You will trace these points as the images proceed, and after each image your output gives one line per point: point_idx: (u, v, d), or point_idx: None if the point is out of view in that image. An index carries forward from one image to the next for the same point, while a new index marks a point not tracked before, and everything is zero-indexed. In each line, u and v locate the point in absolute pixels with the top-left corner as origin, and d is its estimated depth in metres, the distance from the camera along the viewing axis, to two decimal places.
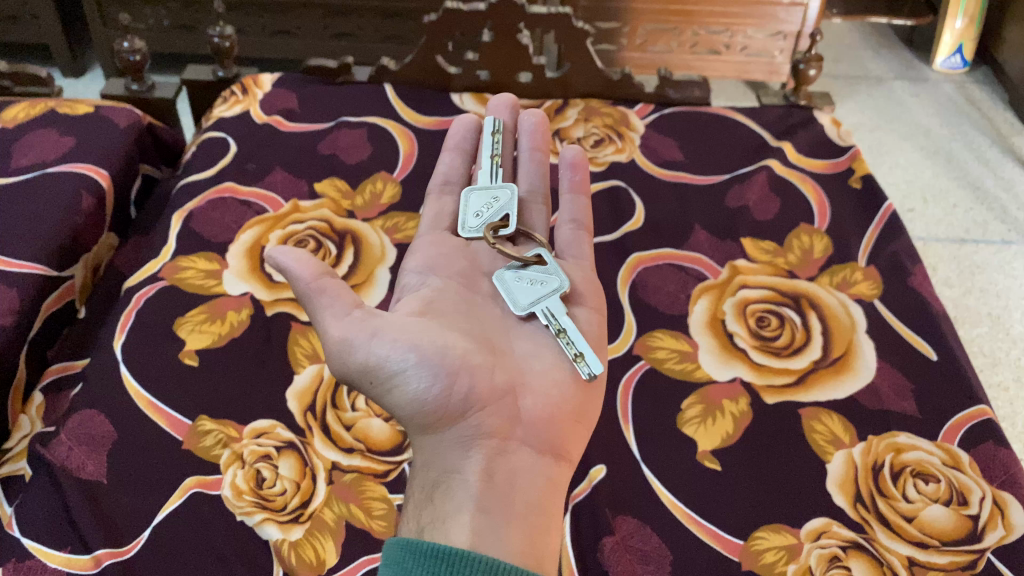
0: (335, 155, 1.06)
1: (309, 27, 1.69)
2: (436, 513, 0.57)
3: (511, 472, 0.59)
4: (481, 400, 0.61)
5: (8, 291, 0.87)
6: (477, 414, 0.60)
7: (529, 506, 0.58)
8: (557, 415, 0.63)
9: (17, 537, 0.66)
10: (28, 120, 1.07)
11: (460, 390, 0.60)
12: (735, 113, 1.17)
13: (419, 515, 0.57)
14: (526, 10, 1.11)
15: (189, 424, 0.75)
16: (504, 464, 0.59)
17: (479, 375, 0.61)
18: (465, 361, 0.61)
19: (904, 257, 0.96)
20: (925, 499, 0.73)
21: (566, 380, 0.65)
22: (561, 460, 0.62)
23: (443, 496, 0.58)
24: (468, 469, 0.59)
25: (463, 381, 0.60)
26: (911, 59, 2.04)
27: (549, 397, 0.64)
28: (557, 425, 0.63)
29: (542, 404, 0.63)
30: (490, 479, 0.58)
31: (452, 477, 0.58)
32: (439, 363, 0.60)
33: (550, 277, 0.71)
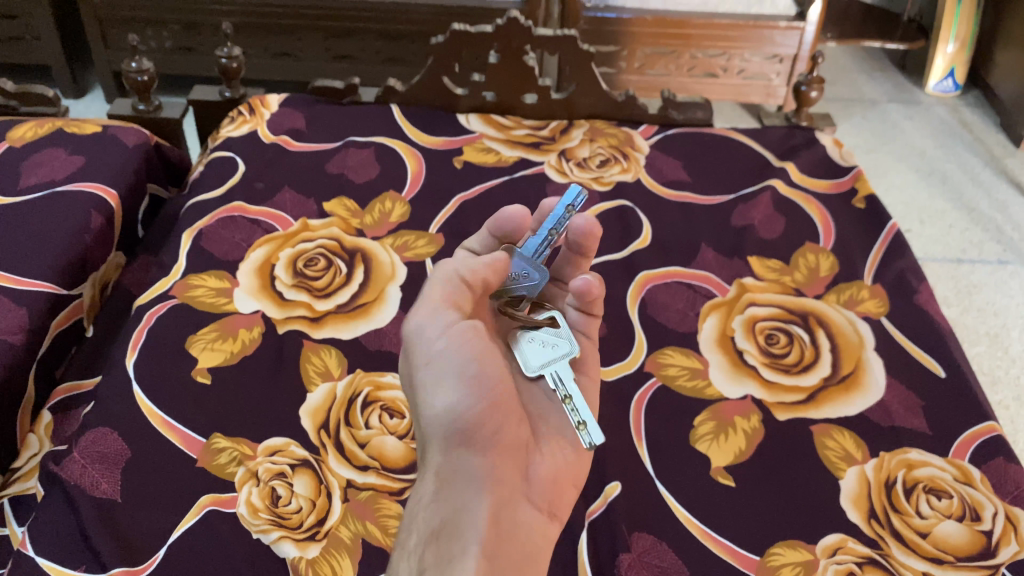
0: (343, 175, 1.07)
1: (311, 49, 1.70)
2: (442, 549, 0.54)
3: (513, 525, 0.58)
4: (501, 444, 0.60)
5: (19, 309, 0.87)
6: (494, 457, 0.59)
7: (524, 565, 0.57)
8: (561, 478, 0.63)
9: (32, 555, 0.65)
10: (36, 139, 1.07)
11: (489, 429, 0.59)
12: (738, 134, 1.18)
13: (423, 550, 0.54)
14: (533, 32, 1.13)
15: (203, 442, 0.74)
16: (508, 516, 0.58)
17: (507, 421, 0.61)
18: (501, 403, 0.61)
19: (909, 275, 0.97)
20: (939, 515, 0.73)
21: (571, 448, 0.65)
22: (555, 520, 0.62)
23: (450, 532, 0.55)
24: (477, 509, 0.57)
25: (493, 423, 0.60)
26: (904, 82, 2.07)
27: (557, 460, 0.64)
28: (558, 490, 0.63)
29: (549, 466, 0.63)
30: (497, 527, 0.56)
31: (460, 513, 0.56)
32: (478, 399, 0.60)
33: (561, 341, 0.67)
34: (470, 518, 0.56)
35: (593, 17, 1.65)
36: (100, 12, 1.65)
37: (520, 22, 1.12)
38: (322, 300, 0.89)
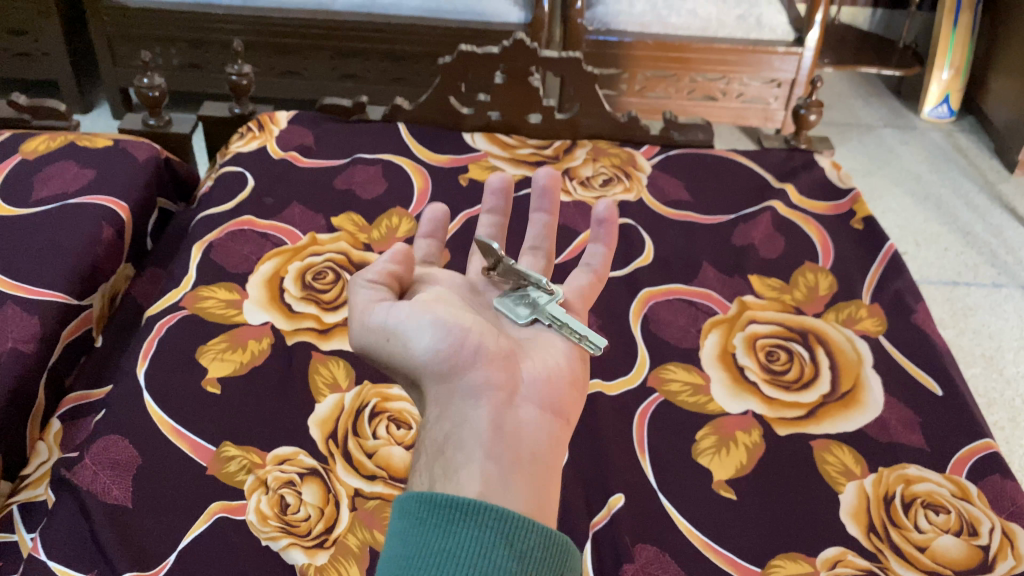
0: (351, 191, 1.09)
1: (317, 68, 1.73)
2: (448, 461, 0.50)
3: (519, 427, 0.53)
4: (483, 361, 0.56)
5: (30, 318, 0.88)
6: (484, 367, 0.56)
7: (539, 459, 0.52)
8: (555, 381, 0.59)
9: (44, 560, 0.66)
10: (48, 152, 1.09)
11: (467, 353, 0.56)
12: (738, 156, 1.20)
13: (429, 470, 0.51)
14: (538, 54, 1.15)
15: (212, 450, 0.75)
16: (512, 419, 0.54)
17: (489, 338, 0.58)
18: (470, 329, 0.58)
19: (907, 295, 0.98)
20: (937, 529, 0.74)
21: (563, 349, 0.63)
22: (562, 419, 0.57)
23: (452, 447, 0.51)
24: (477, 417, 0.53)
25: (470, 344, 0.56)
26: (900, 107, 2.10)
27: (546, 367, 0.60)
28: (557, 391, 0.58)
29: (541, 371, 0.59)
30: (500, 430, 0.52)
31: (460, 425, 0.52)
32: (452, 324, 0.57)
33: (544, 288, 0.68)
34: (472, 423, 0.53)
35: (595, 41, 1.68)
36: (110, 30, 1.67)
37: (526, 44, 1.14)
38: (330, 312, 0.91)
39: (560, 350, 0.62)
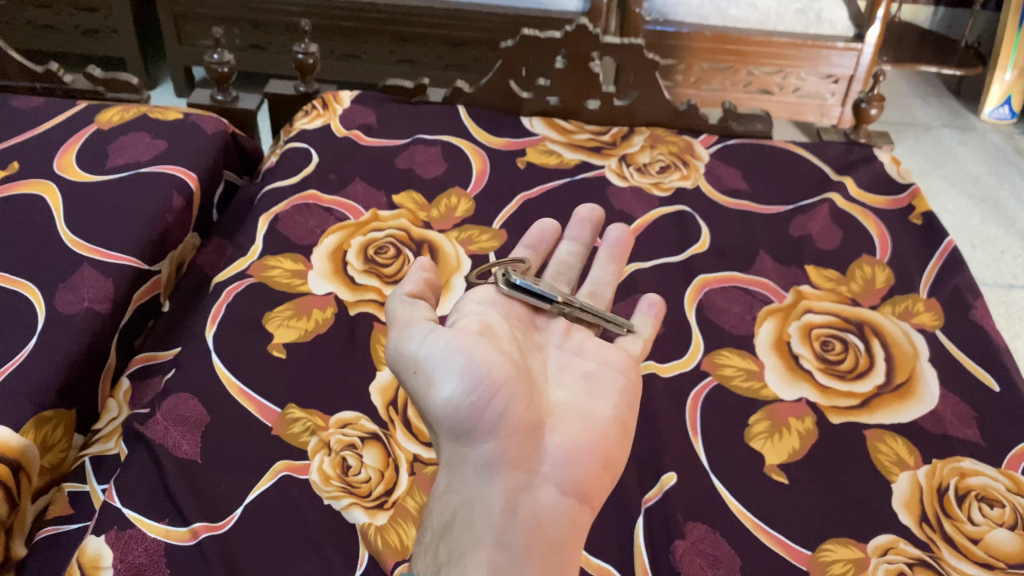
0: (412, 170, 1.11)
1: (376, 52, 1.76)
2: (453, 546, 0.53)
3: (536, 510, 0.55)
4: (510, 427, 0.57)
5: (104, 280, 0.91)
6: (505, 434, 0.56)
7: (559, 542, 0.54)
8: (580, 456, 0.59)
9: (119, 507, 0.69)
10: (122, 123, 1.13)
11: (499, 403, 0.56)
12: (797, 148, 1.20)
13: (436, 549, 0.53)
14: (600, 40, 1.16)
15: (278, 412, 0.78)
16: (529, 502, 0.55)
17: (523, 397, 0.59)
18: (512, 382, 0.58)
19: (965, 291, 0.97)
20: (990, 522, 0.74)
21: (588, 423, 0.61)
22: (586, 501, 0.57)
23: (461, 523, 0.54)
24: (490, 491, 0.55)
25: (505, 396, 0.57)
26: (959, 108, 2.07)
27: (568, 449, 0.59)
28: (579, 467, 0.58)
29: (556, 453, 0.58)
30: (512, 511, 0.54)
31: (474, 498, 0.54)
32: (480, 365, 0.57)
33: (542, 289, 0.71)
34: (474, 526, 0.53)
35: (652, 30, 1.69)
36: (177, 10, 1.72)
37: (588, 29, 1.15)
38: (391, 285, 0.93)
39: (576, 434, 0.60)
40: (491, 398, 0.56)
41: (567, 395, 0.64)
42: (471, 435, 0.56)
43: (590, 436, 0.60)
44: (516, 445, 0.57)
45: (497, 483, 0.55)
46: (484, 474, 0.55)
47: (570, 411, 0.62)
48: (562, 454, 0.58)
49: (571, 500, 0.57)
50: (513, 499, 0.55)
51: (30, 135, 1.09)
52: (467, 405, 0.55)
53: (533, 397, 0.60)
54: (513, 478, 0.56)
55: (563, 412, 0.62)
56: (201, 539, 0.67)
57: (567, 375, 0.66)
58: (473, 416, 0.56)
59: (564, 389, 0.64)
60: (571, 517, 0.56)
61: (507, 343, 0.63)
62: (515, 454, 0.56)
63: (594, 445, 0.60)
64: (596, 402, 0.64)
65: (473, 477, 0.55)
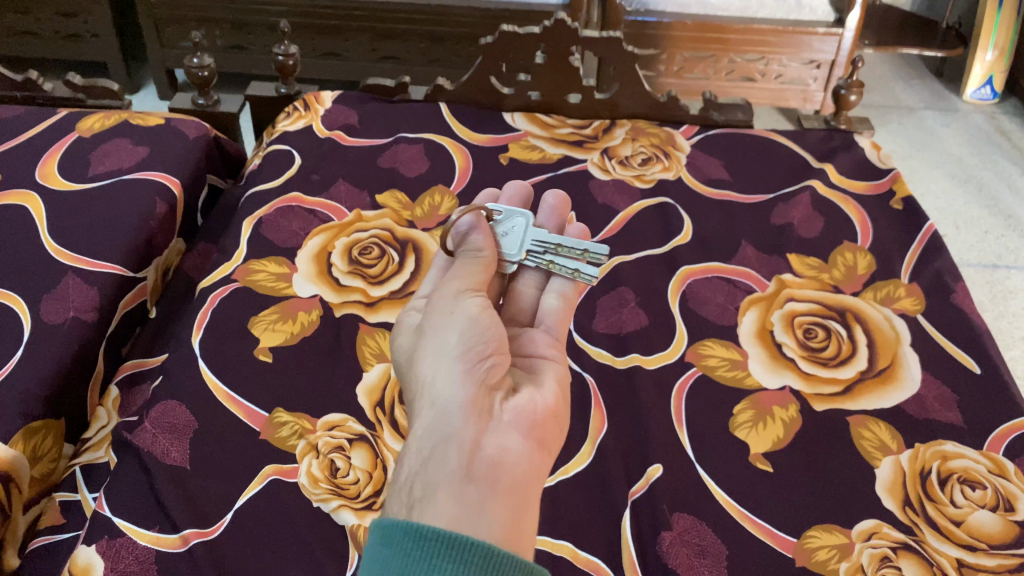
0: (395, 168, 1.11)
1: (358, 49, 1.76)
2: (428, 481, 0.50)
3: (506, 451, 0.53)
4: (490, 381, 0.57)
5: (89, 288, 0.91)
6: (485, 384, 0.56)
7: (527, 484, 0.53)
8: (544, 413, 0.58)
9: (110, 516, 0.69)
10: (103, 130, 1.13)
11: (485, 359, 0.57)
12: (778, 136, 1.21)
13: (410, 487, 0.50)
14: (579, 33, 1.15)
15: (265, 416, 0.78)
16: (499, 443, 0.54)
17: (503, 356, 0.59)
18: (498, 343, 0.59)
19: (946, 275, 0.98)
20: (973, 504, 0.75)
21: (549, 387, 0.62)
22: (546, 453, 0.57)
23: (432, 461, 0.51)
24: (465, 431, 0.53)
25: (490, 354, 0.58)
26: (941, 89, 2.08)
27: (535, 403, 0.58)
28: (543, 422, 0.58)
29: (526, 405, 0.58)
30: (485, 449, 0.52)
31: (445, 438, 0.52)
32: (475, 327, 0.58)
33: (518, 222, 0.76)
34: (443, 463, 0.51)
35: (634, 21, 1.69)
36: (158, 13, 1.71)
37: (567, 23, 1.15)
38: (376, 286, 0.93)
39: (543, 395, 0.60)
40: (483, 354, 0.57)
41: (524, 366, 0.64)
42: (457, 377, 0.55)
43: (550, 397, 0.60)
44: (491, 395, 0.56)
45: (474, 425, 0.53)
46: (457, 416, 0.53)
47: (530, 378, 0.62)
48: (528, 407, 0.57)
49: (533, 448, 0.55)
50: (486, 440, 0.53)
51: (12, 145, 1.09)
52: (462, 356, 0.57)
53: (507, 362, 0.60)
54: (483, 422, 0.54)
55: (524, 381, 0.61)
56: (192, 545, 0.68)
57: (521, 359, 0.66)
58: (465, 365, 0.56)
59: (520, 368, 0.64)
60: (535, 465, 0.55)
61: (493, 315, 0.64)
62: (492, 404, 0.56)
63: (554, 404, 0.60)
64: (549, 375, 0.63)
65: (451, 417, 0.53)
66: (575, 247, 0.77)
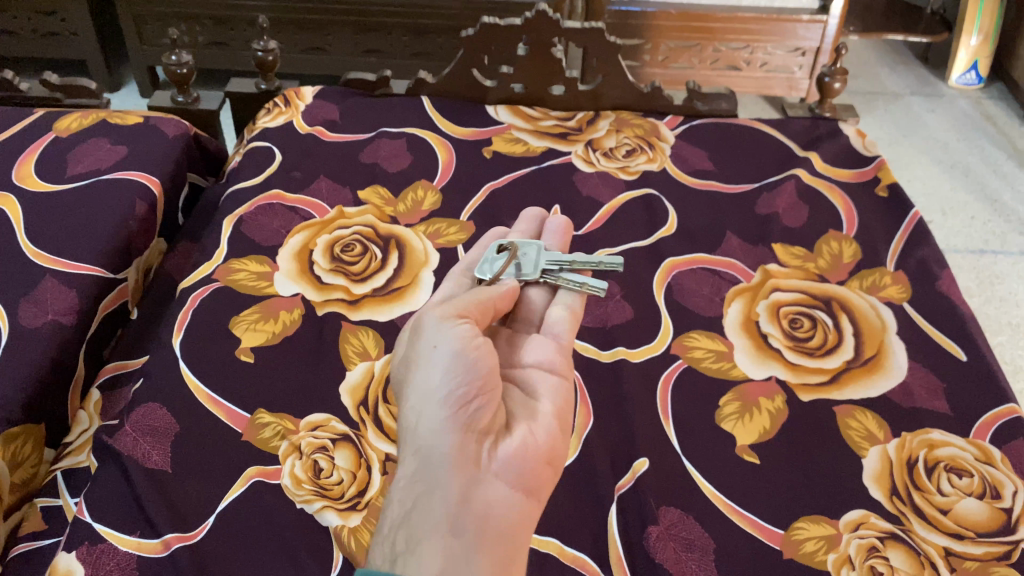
0: (377, 164, 1.10)
1: (340, 43, 1.74)
2: (410, 536, 0.51)
3: (489, 505, 0.54)
4: (479, 426, 0.56)
5: (68, 291, 0.90)
6: (473, 432, 0.56)
7: (508, 536, 0.54)
8: (535, 456, 0.58)
9: (90, 522, 0.69)
10: (81, 129, 1.11)
11: (476, 404, 0.56)
12: (762, 125, 1.20)
13: (394, 538, 0.51)
14: (561, 25, 1.14)
15: (247, 417, 0.77)
16: (482, 495, 0.54)
17: (496, 395, 0.58)
18: (491, 384, 0.57)
19: (932, 262, 0.98)
20: (959, 493, 0.75)
21: (545, 421, 0.61)
22: (533, 498, 0.57)
23: (417, 513, 0.52)
24: (450, 485, 0.53)
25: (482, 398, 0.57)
26: (927, 75, 2.07)
27: (527, 444, 0.58)
28: (533, 467, 0.58)
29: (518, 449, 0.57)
30: (468, 504, 0.53)
31: (431, 491, 0.53)
32: (468, 367, 0.57)
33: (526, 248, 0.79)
34: (428, 517, 0.52)
35: (618, 11, 1.68)
36: (137, 9, 1.70)
37: (549, 15, 1.13)
38: (358, 283, 0.92)
39: (537, 432, 0.60)
40: (475, 398, 0.56)
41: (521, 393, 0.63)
42: (445, 423, 0.55)
43: (543, 436, 0.60)
44: (480, 442, 0.56)
45: (460, 477, 0.54)
46: (444, 470, 0.54)
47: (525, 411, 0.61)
48: (518, 452, 0.57)
49: (520, 498, 0.56)
50: (471, 494, 0.54)
51: None
52: (453, 398, 0.56)
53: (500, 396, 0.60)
54: (469, 473, 0.54)
55: (519, 413, 0.61)
56: (174, 549, 0.67)
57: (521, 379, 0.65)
58: (454, 410, 0.56)
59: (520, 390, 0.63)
60: (520, 513, 0.56)
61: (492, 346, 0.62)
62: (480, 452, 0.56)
63: (547, 443, 0.60)
64: (544, 403, 0.63)
65: (438, 470, 0.54)
66: (588, 259, 0.77)
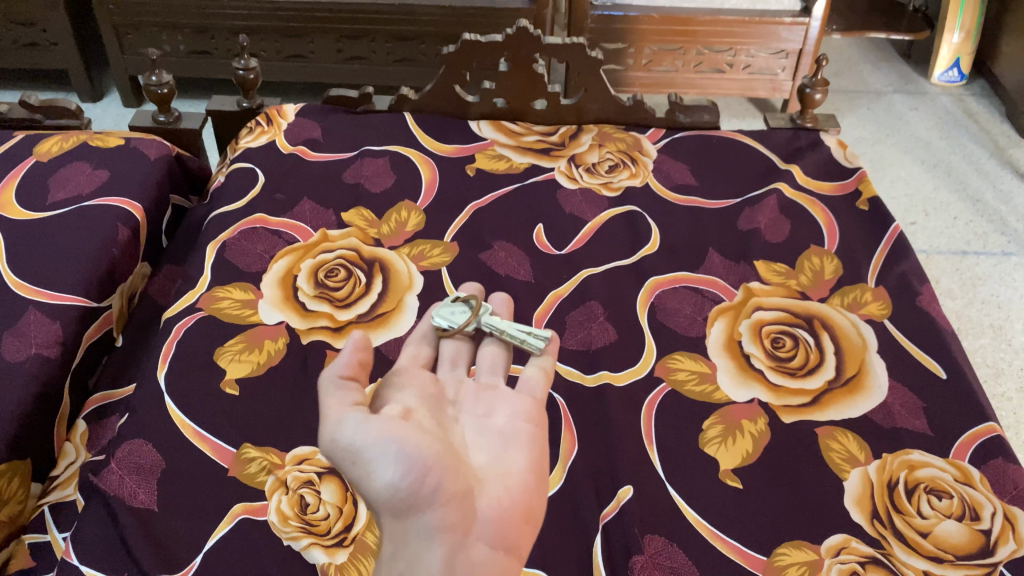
0: (360, 184, 1.10)
1: (323, 50, 1.73)
2: None
3: (473, 568, 0.55)
4: (444, 496, 0.56)
5: (51, 323, 0.90)
6: (442, 505, 0.56)
7: None
8: (510, 512, 0.59)
9: (78, 564, 0.69)
10: (62, 153, 1.11)
11: (432, 481, 0.56)
12: (744, 137, 1.20)
13: None
14: (542, 41, 1.14)
15: (233, 452, 0.78)
16: (466, 559, 0.55)
17: (453, 464, 0.58)
18: (439, 458, 0.57)
19: (912, 277, 0.99)
20: (939, 515, 0.76)
21: (517, 474, 0.62)
22: (514, 553, 0.59)
23: None
24: (431, 558, 0.54)
25: (435, 474, 0.56)
26: (909, 72, 2.08)
27: (500, 500, 0.60)
28: (509, 523, 0.59)
29: (494, 508, 0.59)
30: (453, 570, 0.54)
31: (415, 564, 0.54)
32: (417, 449, 0.57)
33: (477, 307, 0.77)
34: None
35: (601, 15, 1.67)
36: (117, 19, 1.68)
37: (529, 31, 1.13)
38: (343, 310, 0.93)
39: (512, 483, 0.61)
40: (428, 475, 0.56)
41: (486, 445, 0.64)
42: (410, 505, 0.55)
43: (514, 491, 0.61)
44: (452, 513, 0.56)
45: (440, 548, 0.55)
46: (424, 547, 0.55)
47: (491, 468, 0.62)
48: (492, 511, 0.59)
49: (502, 556, 0.58)
50: (454, 563, 0.54)
51: None
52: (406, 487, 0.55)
53: (460, 463, 0.60)
54: (452, 541, 0.55)
55: (489, 470, 0.62)
56: None
57: (484, 430, 0.65)
58: (410, 494, 0.55)
59: (483, 446, 0.63)
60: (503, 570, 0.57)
61: (429, 420, 0.62)
62: (459, 520, 0.56)
63: (518, 498, 0.61)
64: (514, 455, 0.63)
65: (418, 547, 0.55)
66: (517, 330, 0.74)
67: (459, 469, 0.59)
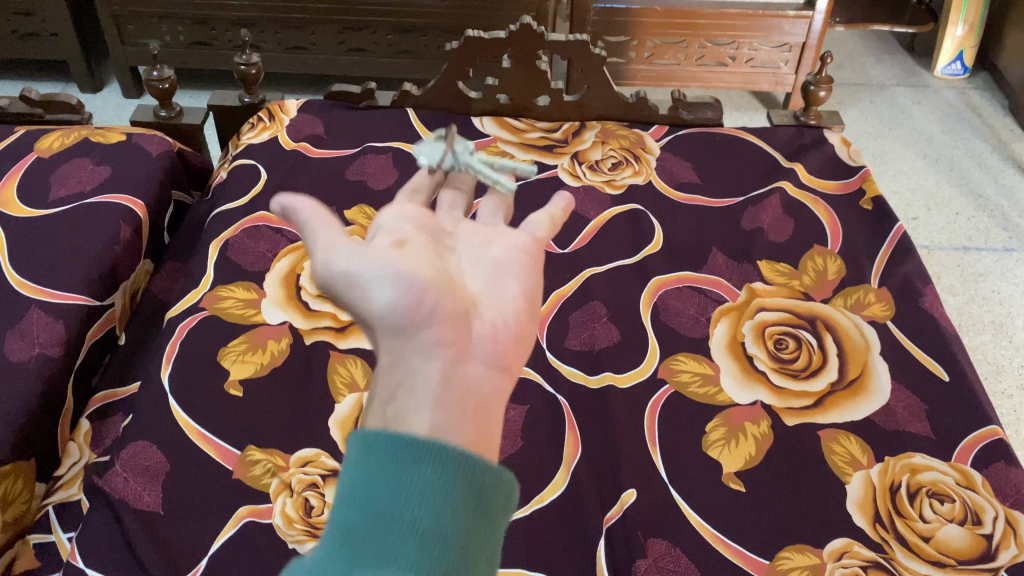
0: (362, 181, 1.10)
1: (324, 41, 1.72)
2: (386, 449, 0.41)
3: (468, 390, 0.45)
4: (440, 310, 0.46)
5: (54, 322, 0.90)
6: (437, 323, 0.46)
7: (490, 420, 0.46)
8: (509, 340, 0.48)
9: (83, 567, 0.69)
10: (63, 149, 1.10)
11: (428, 300, 0.46)
12: (748, 135, 1.20)
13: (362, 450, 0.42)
14: (546, 38, 1.13)
15: (237, 454, 0.78)
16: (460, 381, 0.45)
17: (446, 280, 0.48)
18: (434, 274, 0.47)
19: (915, 279, 0.99)
20: (941, 519, 0.77)
21: (517, 293, 0.51)
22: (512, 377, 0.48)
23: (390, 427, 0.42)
24: (421, 388, 0.44)
25: (431, 292, 0.46)
26: (912, 65, 2.08)
27: (499, 326, 0.48)
28: (507, 348, 0.48)
29: (491, 330, 0.48)
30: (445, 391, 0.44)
31: (408, 383, 0.44)
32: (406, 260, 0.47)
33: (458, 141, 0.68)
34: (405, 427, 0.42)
35: (604, 8, 1.66)
36: (117, 10, 1.67)
37: (533, 28, 1.12)
38: (346, 310, 0.92)
39: (509, 303, 0.50)
40: (424, 293, 0.46)
41: (479, 264, 0.52)
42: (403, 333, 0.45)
43: (510, 314, 0.49)
44: (446, 337, 0.46)
45: (432, 367, 0.44)
46: (413, 378, 0.44)
47: (487, 288, 0.50)
48: (487, 331, 0.48)
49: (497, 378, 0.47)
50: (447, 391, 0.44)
51: None
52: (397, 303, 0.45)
53: (450, 273, 0.49)
54: (448, 358, 0.45)
55: (478, 280, 0.50)
56: None
57: (477, 257, 0.52)
58: (401, 311, 0.45)
59: (468, 256, 0.52)
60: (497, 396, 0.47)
61: (419, 235, 0.50)
62: (457, 343, 0.46)
63: (516, 307, 0.50)
64: (514, 280, 0.51)
65: (409, 377, 0.44)
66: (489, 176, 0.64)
67: (454, 283, 0.48)
